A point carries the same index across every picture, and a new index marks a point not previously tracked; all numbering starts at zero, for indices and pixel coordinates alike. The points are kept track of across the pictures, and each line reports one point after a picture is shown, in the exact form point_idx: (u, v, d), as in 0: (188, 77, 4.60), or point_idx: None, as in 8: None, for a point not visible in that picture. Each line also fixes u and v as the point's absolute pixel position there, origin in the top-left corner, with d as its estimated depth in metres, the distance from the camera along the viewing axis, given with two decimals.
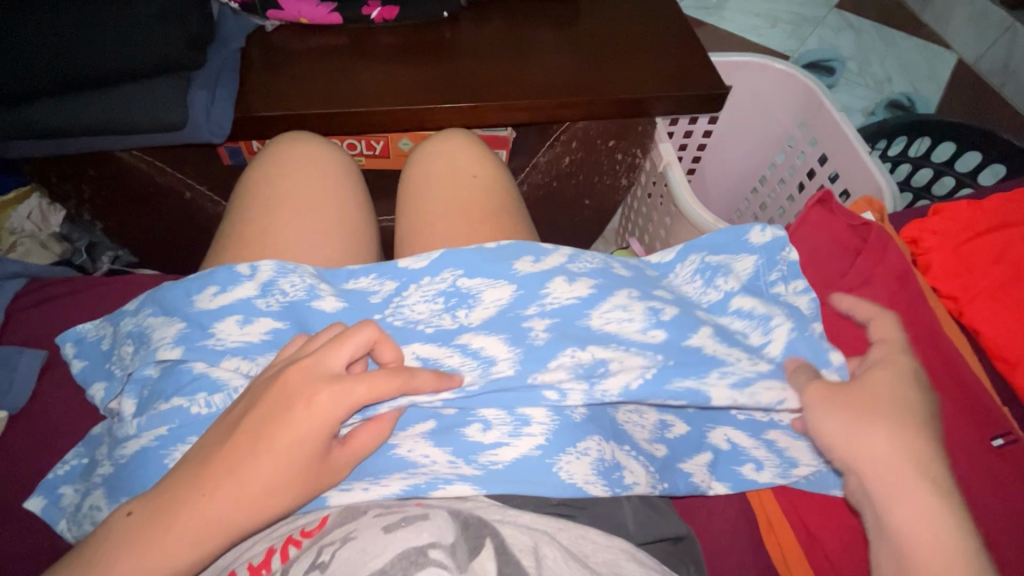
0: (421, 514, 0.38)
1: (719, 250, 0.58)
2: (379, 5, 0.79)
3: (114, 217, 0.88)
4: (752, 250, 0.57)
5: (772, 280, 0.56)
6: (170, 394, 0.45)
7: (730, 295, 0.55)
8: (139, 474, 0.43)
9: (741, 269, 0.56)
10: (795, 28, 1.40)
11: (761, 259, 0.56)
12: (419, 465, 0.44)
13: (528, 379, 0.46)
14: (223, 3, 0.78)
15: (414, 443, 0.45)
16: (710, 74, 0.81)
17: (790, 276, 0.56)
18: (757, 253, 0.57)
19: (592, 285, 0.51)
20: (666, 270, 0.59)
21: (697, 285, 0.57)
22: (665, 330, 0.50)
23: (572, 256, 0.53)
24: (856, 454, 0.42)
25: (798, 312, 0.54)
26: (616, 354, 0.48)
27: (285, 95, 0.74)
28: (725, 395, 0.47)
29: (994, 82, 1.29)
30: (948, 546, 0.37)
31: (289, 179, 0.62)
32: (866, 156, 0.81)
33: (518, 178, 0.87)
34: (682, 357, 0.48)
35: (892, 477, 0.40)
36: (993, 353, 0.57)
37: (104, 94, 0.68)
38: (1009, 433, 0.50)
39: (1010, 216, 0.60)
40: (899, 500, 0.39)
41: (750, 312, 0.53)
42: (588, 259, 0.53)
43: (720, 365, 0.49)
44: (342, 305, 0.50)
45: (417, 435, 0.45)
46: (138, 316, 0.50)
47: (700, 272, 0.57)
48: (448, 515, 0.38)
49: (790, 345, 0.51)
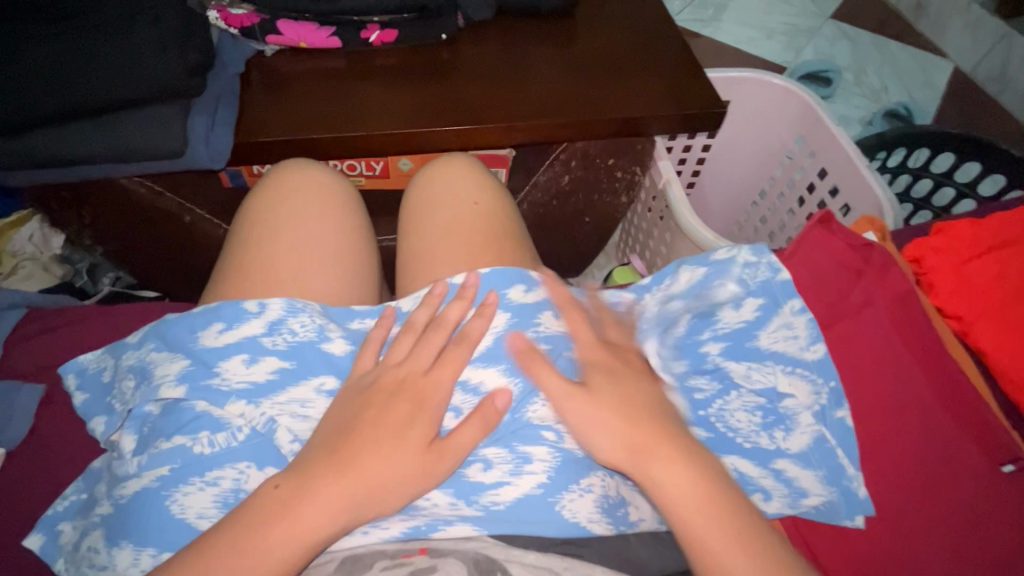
0: (429, 566, 0.40)
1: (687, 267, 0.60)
2: (378, 28, 0.79)
3: (115, 242, 0.87)
4: (706, 262, 0.59)
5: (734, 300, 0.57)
6: (171, 432, 0.44)
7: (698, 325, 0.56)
8: (140, 515, 0.42)
9: (691, 280, 0.59)
10: (791, 39, 1.41)
11: (711, 269, 0.59)
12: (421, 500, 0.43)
13: (529, 418, 0.45)
14: (222, 28, 0.78)
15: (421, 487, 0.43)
16: (711, 92, 0.81)
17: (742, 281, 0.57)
18: (709, 265, 0.59)
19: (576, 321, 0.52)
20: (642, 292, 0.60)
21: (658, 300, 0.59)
22: None
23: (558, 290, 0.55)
24: (596, 445, 0.44)
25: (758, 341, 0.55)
26: None
27: (283, 120, 0.75)
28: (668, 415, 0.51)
29: (991, 89, 1.30)
30: (713, 506, 0.41)
31: (287, 209, 0.62)
32: (865, 171, 0.81)
33: (519, 198, 0.88)
34: None
35: (654, 449, 0.43)
36: (999, 374, 0.56)
37: (104, 123, 0.68)
38: (1018, 458, 0.49)
39: (1010, 235, 0.60)
40: (665, 480, 0.42)
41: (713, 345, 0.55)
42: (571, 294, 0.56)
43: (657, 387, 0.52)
44: (351, 348, 0.49)
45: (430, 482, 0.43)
46: (141, 350, 0.50)
47: (663, 288, 0.60)
48: (458, 557, 0.41)
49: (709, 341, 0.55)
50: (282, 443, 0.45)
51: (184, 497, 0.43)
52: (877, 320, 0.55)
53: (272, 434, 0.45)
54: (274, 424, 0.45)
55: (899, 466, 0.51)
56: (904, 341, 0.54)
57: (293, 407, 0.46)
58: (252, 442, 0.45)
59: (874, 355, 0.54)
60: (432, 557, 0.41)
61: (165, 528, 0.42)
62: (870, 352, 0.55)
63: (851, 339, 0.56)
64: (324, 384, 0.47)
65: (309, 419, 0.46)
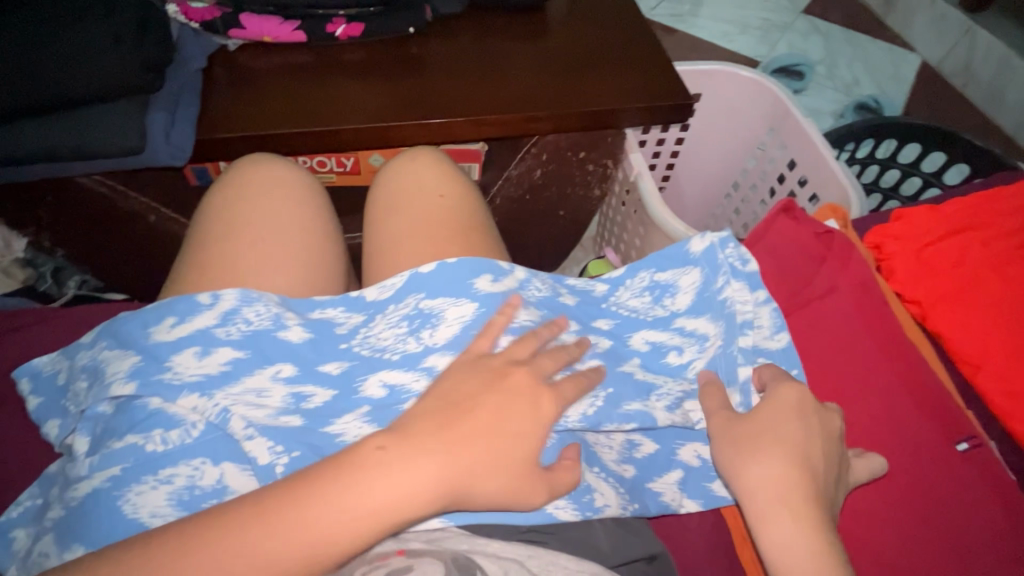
0: (405, 566, 0.39)
1: (667, 266, 0.61)
2: (344, 22, 0.78)
3: (76, 244, 0.85)
4: (695, 261, 0.60)
5: (718, 285, 0.58)
6: (123, 432, 0.44)
7: (675, 314, 0.59)
8: (90, 516, 0.41)
9: (688, 283, 0.60)
10: (765, 33, 1.43)
11: (705, 268, 0.60)
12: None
13: None
14: (182, 22, 0.77)
15: (359, 428, 0.47)
16: (679, 83, 0.82)
17: (735, 276, 0.58)
18: (700, 263, 0.60)
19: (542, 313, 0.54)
20: (615, 285, 0.61)
21: (646, 301, 0.60)
22: (598, 360, 0.54)
23: (525, 280, 0.55)
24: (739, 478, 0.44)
25: (735, 321, 0.56)
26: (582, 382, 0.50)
27: (248, 115, 0.73)
28: (665, 416, 0.51)
29: (956, 82, 1.33)
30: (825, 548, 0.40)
31: (249, 204, 0.61)
32: (831, 161, 0.82)
33: (491, 192, 0.88)
34: (621, 382, 0.52)
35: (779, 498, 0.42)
36: (956, 357, 0.58)
37: (57, 120, 0.66)
38: (973, 437, 0.50)
39: (966, 221, 0.61)
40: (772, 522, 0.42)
41: (690, 332, 0.58)
42: (539, 284, 0.56)
43: (653, 389, 0.54)
44: (309, 335, 0.50)
45: (358, 418, 0.47)
46: (93, 349, 0.49)
47: (650, 289, 0.61)
48: (435, 560, 0.40)
49: (714, 362, 0.57)
50: (236, 430, 0.44)
51: (137, 496, 0.42)
52: (837, 305, 0.57)
53: (226, 425, 0.44)
54: (227, 415, 0.44)
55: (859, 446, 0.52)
56: (861, 323, 0.55)
57: (248, 396, 0.47)
58: (206, 439, 0.44)
59: (832, 338, 0.56)
60: (409, 558, 0.40)
61: (116, 530, 0.41)
62: (829, 335, 0.56)
63: (808, 325, 0.58)
64: (280, 371, 0.48)
65: (264, 407, 0.46)
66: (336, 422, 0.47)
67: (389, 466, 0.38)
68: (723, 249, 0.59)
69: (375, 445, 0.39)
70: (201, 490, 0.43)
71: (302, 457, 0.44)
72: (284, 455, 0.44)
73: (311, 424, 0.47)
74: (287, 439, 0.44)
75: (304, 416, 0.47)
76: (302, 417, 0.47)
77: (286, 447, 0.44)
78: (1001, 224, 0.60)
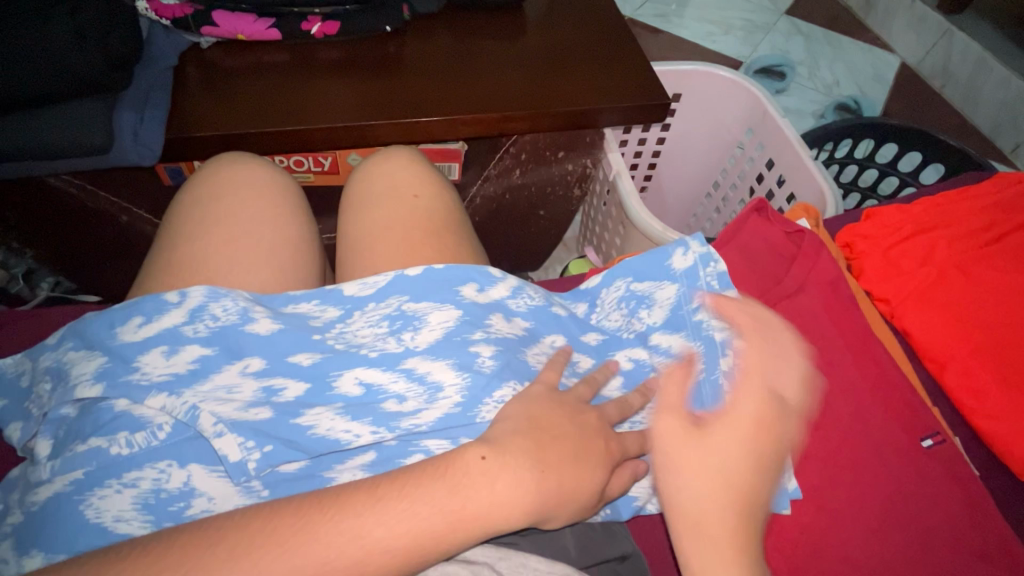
0: None
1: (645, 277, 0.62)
2: (320, 20, 0.77)
3: (49, 247, 0.83)
4: (674, 277, 0.61)
5: (693, 305, 0.58)
6: (88, 435, 0.43)
7: (651, 329, 0.59)
8: (52, 522, 0.40)
9: (664, 297, 0.60)
10: (748, 34, 1.44)
11: (684, 285, 0.60)
12: (343, 442, 0.45)
13: (481, 417, 0.47)
14: (154, 19, 0.75)
15: (331, 421, 0.46)
16: (655, 83, 0.82)
17: (712, 295, 0.59)
18: (679, 280, 0.60)
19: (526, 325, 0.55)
20: (595, 296, 0.63)
21: (622, 314, 0.61)
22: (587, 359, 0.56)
23: (515, 289, 0.56)
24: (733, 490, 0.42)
25: (713, 341, 0.55)
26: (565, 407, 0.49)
27: (221, 115, 0.72)
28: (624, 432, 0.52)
29: (935, 83, 1.35)
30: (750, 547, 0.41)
31: (221, 202, 0.60)
32: (807, 160, 0.83)
33: (470, 191, 0.88)
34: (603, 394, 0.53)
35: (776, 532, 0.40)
36: (923, 354, 0.59)
37: (20, 118, 0.65)
38: (937, 432, 0.51)
39: (933, 221, 0.63)
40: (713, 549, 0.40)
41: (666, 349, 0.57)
42: (529, 294, 0.56)
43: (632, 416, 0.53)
44: (278, 327, 0.49)
45: (330, 411, 0.46)
46: (58, 350, 0.48)
47: (625, 300, 0.61)
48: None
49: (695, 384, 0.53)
50: (205, 427, 0.43)
51: (100, 500, 0.41)
52: (809, 304, 0.58)
53: (194, 422, 0.43)
54: (196, 412, 0.43)
55: (827, 445, 0.53)
56: (834, 324, 0.56)
57: (217, 393, 0.45)
58: (173, 441, 0.43)
59: (803, 337, 0.57)
60: None
61: (79, 534, 0.40)
62: (806, 330, 0.57)
63: (782, 321, 0.58)
64: (248, 365, 0.47)
65: (233, 402, 0.45)
66: (307, 413, 0.46)
67: (492, 477, 0.39)
68: (704, 267, 0.60)
69: (480, 455, 0.40)
70: (168, 493, 0.42)
71: (275, 451, 0.44)
72: (255, 450, 0.43)
73: (280, 417, 0.45)
74: (258, 435, 0.44)
75: (273, 408, 0.46)
76: (272, 410, 0.46)
77: (258, 442, 0.43)
78: (967, 223, 0.62)
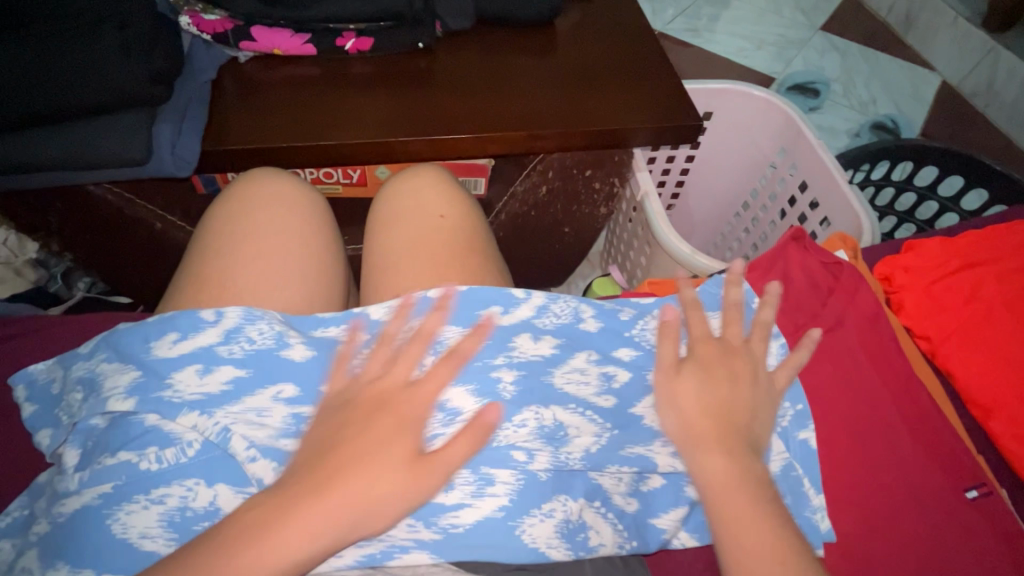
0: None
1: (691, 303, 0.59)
2: (354, 36, 0.78)
3: (85, 250, 0.85)
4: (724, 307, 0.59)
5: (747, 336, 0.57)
6: (117, 448, 0.44)
7: None
8: (78, 535, 0.41)
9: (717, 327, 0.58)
10: (780, 50, 1.41)
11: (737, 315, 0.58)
12: None
13: (498, 442, 0.46)
14: (195, 33, 0.77)
15: None
16: (689, 105, 0.81)
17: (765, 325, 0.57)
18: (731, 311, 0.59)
19: (555, 345, 0.52)
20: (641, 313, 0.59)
21: None
22: (615, 396, 0.52)
23: (540, 309, 0.54)
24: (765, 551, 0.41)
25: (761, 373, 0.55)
26: (577, 420, 0.49)
27: (254, 128, 0.73)
28: (668, 463, 0.50)
29: (977, 102, 1.30)
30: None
31: (252, 218, 0.61)
32: (843, 185, 0.80)
33: (496, 207, 0.88)
34: (628, 424, 0.51)
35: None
36: (967, 398, 0.56)
37: (67, 129, 0.67)
38: (982, 485, 0.49)
39: (980, 255, 0.60)
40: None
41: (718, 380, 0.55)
42: (556, 312, 0.54)
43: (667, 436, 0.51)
44: (311, 354, 0.49)
45: None
46: (91, 361, 0.49)
47: None
48: None
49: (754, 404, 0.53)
50: (237, 451, 0.44)
51: (128, 515, 0.42)
52: (844, 342, 0.56)
53: (226, 444, 0.44)
54: (227, 434, 0.44)
55: (869, 492, 0.50)
56: (872, 364, 0.54)
57: (248, 415, 0.46)
58: (201, 459, 0.44)
59: (842, 375, 0.55)
60: None
61: (105, 548, 0.41)
62: (849, 366, 0.55)
63: (821, 359, 0.56)
64: (281, 391, 0.47)
65: (265, 427, 0.46)
66: None
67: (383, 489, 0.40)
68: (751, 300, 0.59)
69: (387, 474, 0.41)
70: (193, 511, 0.43)
71: None
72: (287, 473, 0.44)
73: None
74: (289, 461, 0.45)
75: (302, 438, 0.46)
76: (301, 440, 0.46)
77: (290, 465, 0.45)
78: (1017, 258, 0.58)
